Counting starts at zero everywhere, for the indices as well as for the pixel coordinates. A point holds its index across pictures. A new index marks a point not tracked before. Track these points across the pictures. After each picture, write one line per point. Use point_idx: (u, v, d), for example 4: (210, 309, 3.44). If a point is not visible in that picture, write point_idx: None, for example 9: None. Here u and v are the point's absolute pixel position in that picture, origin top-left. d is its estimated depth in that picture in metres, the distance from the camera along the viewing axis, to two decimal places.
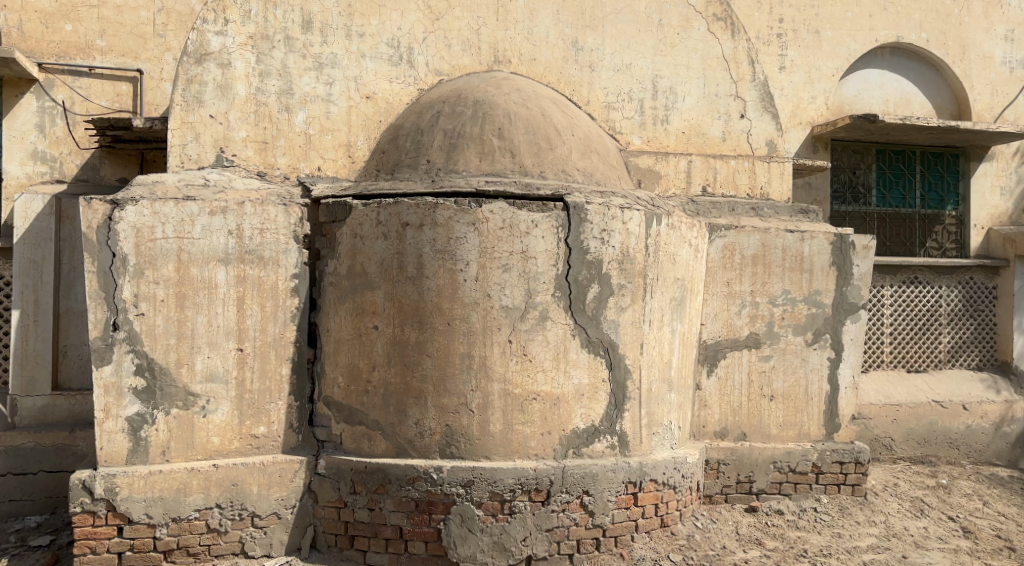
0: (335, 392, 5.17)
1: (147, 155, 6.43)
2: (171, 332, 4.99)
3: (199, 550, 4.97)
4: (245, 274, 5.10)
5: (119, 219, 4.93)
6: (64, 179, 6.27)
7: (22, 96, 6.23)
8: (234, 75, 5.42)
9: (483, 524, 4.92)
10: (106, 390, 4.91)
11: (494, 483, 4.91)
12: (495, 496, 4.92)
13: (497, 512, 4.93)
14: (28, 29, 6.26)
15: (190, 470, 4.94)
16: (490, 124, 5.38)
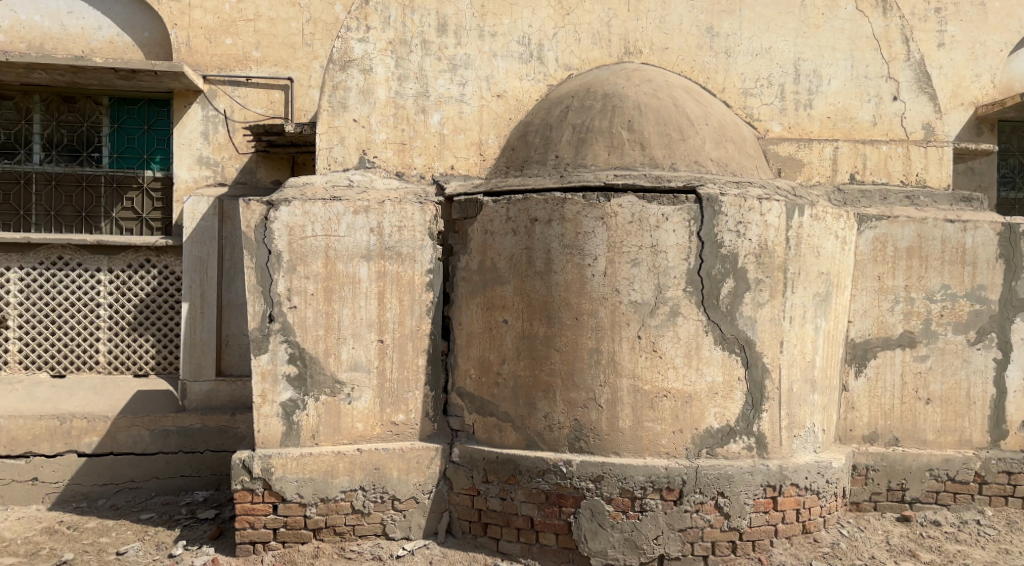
0: (467, 383, 5.32)
1: (297, 159, 6.78)
2: (320, 324, 5.22)
3: (345, 530, 5.20)
4: (385, 270, 5.27)
5: (274, 219, 5.20)
6: (226, 182, 6.67)
7: (190, 106, 6.65)
8: (376, 79, 5.62)
9: (614, 520, 4.91)
10: (263, 376, 5.20)
11: (624, 480, 4.90)
12: (626, 493, 4.90)
13: (627, 509, 4.91)
14: (194, 44, 6.69)
15: (337, 454, 5.19)
16: (619, 116, 5.35)
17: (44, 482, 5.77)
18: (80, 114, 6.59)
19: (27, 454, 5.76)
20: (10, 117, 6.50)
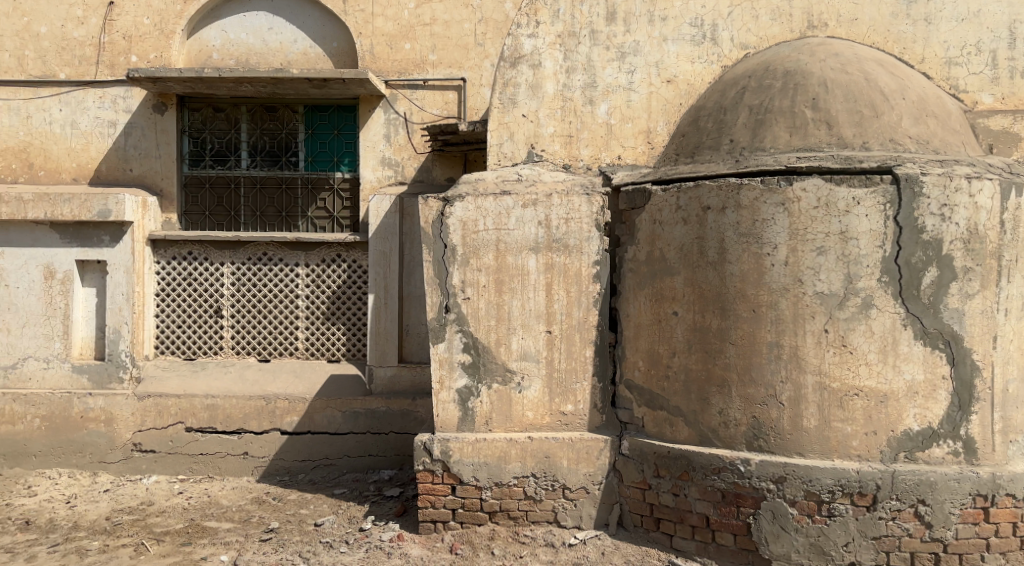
0: (636, 375, 5.25)
1: (469, 155, 6.88)
2: (491, 314, 5.34)
3: (518, 515, 5.29)
4: (552, 262, 5.32)
5: (449, 215, 5.38)
6: (406, 181, 6.83)
7: (374, 111, 6.82)
8: (545, 73, 5.65)
9: (798, 523, 4.66)
10: (440, 363, 5.39)
11: (809, 482, 4.63)
12: (811, 496, 4.64)
13: (813, 513, 4.65)
14: (376, 51, 6.80)
15: (509, 440, 5.28)
16: (803, 94, 5.03)
17: (254, 456, 6.41)
18: (280, 122, 6.94)
19: (239, 431, 6.41)
20: (221, 127, 6.93)
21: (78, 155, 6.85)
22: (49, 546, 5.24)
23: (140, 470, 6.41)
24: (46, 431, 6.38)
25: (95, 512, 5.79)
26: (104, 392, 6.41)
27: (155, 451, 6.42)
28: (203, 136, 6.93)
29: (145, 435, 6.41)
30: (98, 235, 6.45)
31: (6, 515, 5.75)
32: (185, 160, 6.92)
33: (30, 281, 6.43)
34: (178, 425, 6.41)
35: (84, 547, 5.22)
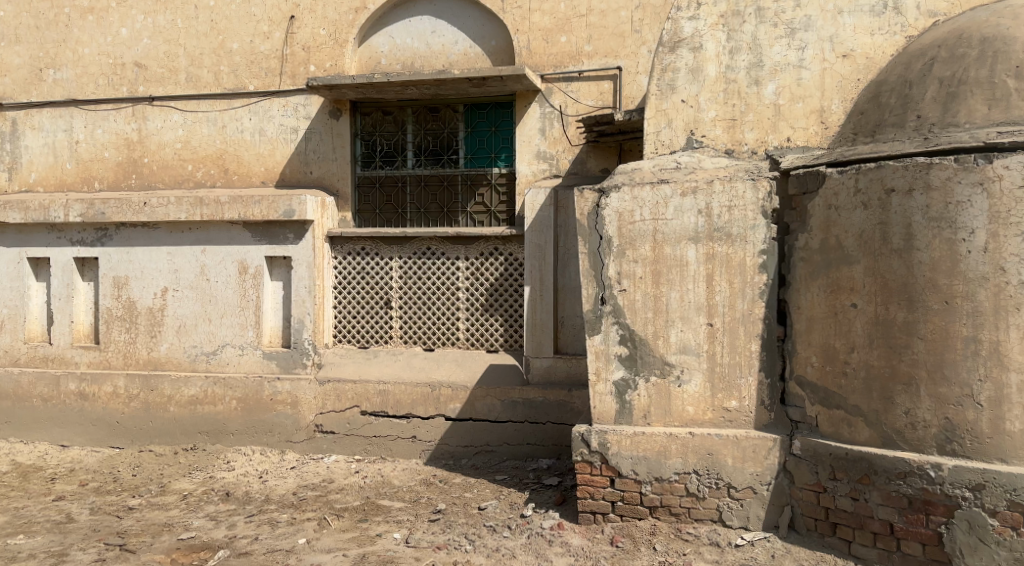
0: (809, 371, 4.90)
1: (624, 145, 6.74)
2: (648, 306, 5.20)
3: (681, 511, 5.13)
4: (714, 252, 5.09)
5: (605, 205, 5.31)
6: (560, 173, 6.79)
7: (530, 105, 6.84)
8: (706, 56, 5.44)
9: (1000, 536, 4.23)
10: (597, 355, 5.34)
11: (1014, 492, 4.19)
12: (1017, 507, 4.19)
13: (1018, 526, 4.20)
14: (533, 46, 6.84)
15: (669, 435, 5.14)
16: (1004, 62, 4.51)
17: (421, 440, 6.70)
18: (442, 122, 7.17)
19: (408, 415, 6.72)
20: (389, 130, 7.26)
21: (265, 160, 7.44)
22: (246, 516, 5.76)
23: (321, 449, 6.89)
24: (241, 411, 7.00)
25: (284, 487, 6.29)
26: (291, 376, 6.94)
27: (333, 432, 6.86)
28: (374, 139, 7.28)
29: (326, 417, 6.87)
30: (283, 234, 6.99)
31: (210, 486, 6.39)
32: (357, 162, 7.30)
33: (227, 276, 7.07)
34: (354, 408, 6.82)
35: (274, 519, 5.68)
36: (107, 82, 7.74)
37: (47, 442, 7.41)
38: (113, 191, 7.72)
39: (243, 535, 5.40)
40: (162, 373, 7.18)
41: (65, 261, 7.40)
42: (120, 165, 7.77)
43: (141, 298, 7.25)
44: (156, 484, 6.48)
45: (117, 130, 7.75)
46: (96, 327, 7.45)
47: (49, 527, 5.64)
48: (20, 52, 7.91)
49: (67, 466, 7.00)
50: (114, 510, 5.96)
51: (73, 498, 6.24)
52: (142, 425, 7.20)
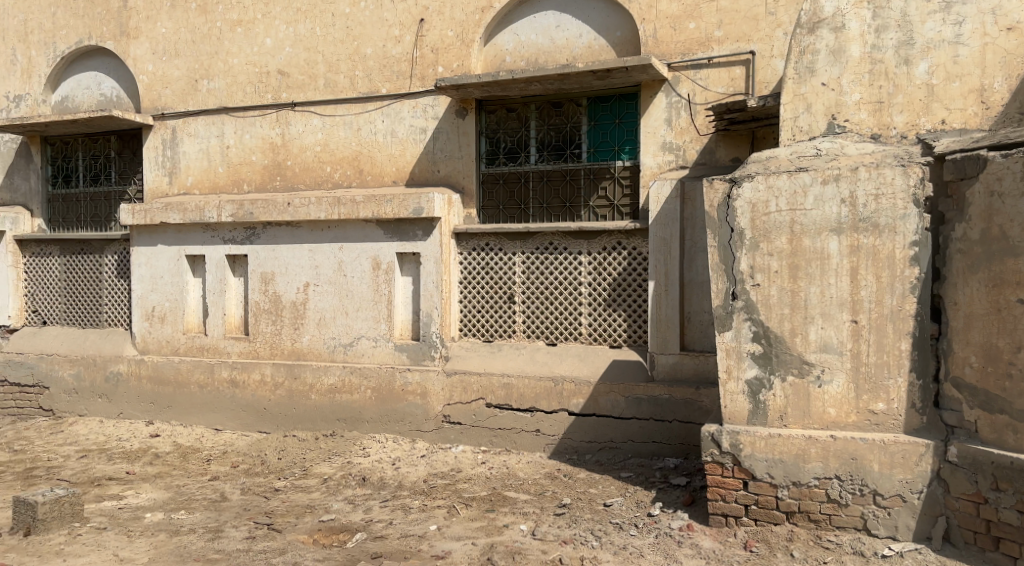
0: (967, 373, 4.48)
1: (758, 133, 6.38)
2: (785, 302, 4.93)
3: (820, 518, 4.85)
4: (858, 244, 4.75)
5: (736, 197, 5.06)
6: (687, 164, 6.57)
7: (656, 96, 6.66)
8: (849, 36, 5.10)
9: None
10: (727, 353, 5.09)
11: None
12: None
13: None
14: (660, 34, 6.64)
15: (808, 438, 4.86)
16: None
17: (545, 434, 6.66)
18: (565, 117, 7.05)
19: (531, 409, 6.69)
20: (513, 126, 7.23)
21: (397, 160, 7.60)
22: (381, 500, 5.90)
23: (449, 439, 6.98)
24: (376, 400, 7.19)
25: (415, 474, 6.41)
26: (420, 368, 7.06)
27: (460, 423, 6.94)
28: (498, 136, 7.28)
29: (453, 407, 6.95)
30: (413, 230, 7.12)
31: (348, 471, 6.59)
32: (482, 159, 7.33)
33: (362, 270, 7.28)
34: (480, 400, 6.87)
35: (406, 505, 5.79)
36: (254, 89, 8.12)
37: (204, 426, 7.88)
38: (260, 193, 8.09)
39: (378, 520, 5.53)
40: (305, 363, 7.48)
41: (219, 257, 7.87)
42: (266, 168, 8.13)
43: (285, 292, 7.59)
44: (299, 468, 6.75)
45: (263, 135, 8.11)
46: (246, 319, 7.86)
47: (205, 504, 5.97)
48: (178, 65, 8.45)
49: (221, 448, 7.40)
50: (262, 490, 6.25)
51: (225, 479, 6.59)
52: (287, 411, 7.53)
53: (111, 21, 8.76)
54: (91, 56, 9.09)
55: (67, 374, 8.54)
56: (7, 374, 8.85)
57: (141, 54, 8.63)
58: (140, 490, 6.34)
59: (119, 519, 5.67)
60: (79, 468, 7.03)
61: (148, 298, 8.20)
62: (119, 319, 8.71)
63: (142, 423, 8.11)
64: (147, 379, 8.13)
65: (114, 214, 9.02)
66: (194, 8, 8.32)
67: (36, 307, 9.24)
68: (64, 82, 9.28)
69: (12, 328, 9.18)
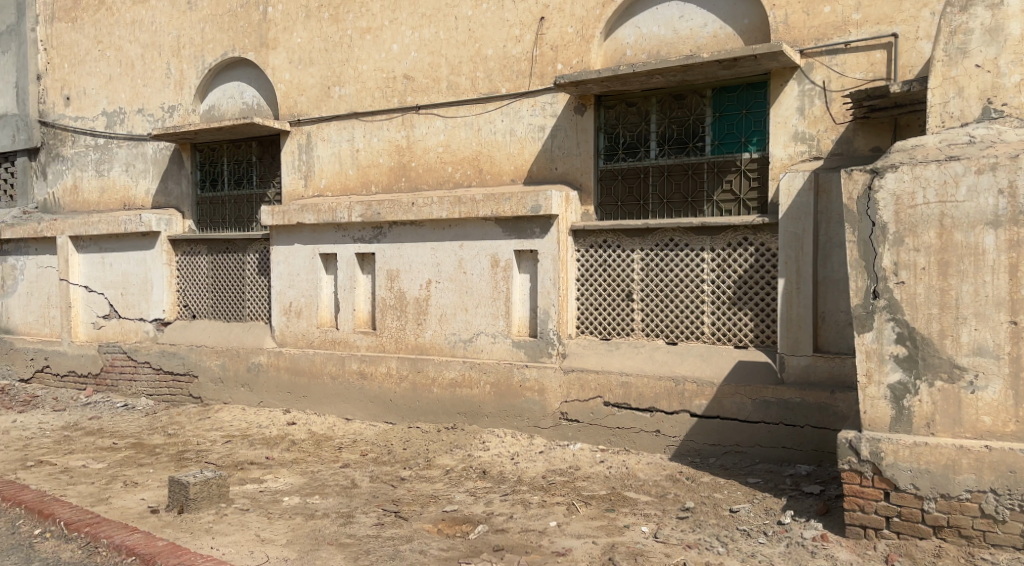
0: None
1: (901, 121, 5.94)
2: (933, 302, 4.58)
3: (973, 534, 4.49)
4: (1019, 238, 4.37)
5: (878, 187, 4.73)
6: (822, 155, 6.23)
7: (787, 84, 6.36)
8: (1007, 12, 4.78)
9: None
10: (867, 355, 4.78)
11: None
12: None
13: None
14: (792, 20, 6.35)
15: (959, 448, 4.51)
16: None
17: (666, 435, 6.49)
18: (688, 109, 6.83)
19: (651, 409, 6.54)
20: (633, 121, 7.07)
21: (515, 159, 7.59)
22: (501, 494, 5.89)
23: (567, 437, 6.91)
24: (495, 395, 7.21)
25: (534, 470, 6.38)
26: (537, 364, 7.03)
27: (578, 421, 6.85)
28: (617, 131, 7.14)
29: (571, 405, 6.87)
30: (530, 228, 7.08)
31: (468, 463, 6.63)
32: (600, 155, 7.22)
33: (481, 268, 7.33)
34: (597, 399, 6.75)
35: (526, 500, 5.76)
36: (381, 94, 8.30)
37: (335, 415, 8.13)
38: (386, 195, 8.26)
39: (499, 513, 5.52)
40: (427, 357, 7.60)
41: (349, 256, 8.10)
42: (393, 169, 8.29)
43: (409, 289, 7.74)
44: (423, 458, 6.84)
45: (390, 138, 8.28)
46: (374, 314, 8.08)
47: (338, 490, 6.13)
48: (313, 73, 8.75)
49: (351, 437, 7.60)
50: (389, 479, 6.38)
51: (356, 466, 6.76)
52: (411, 403, 7.65)
53: (252, 33, 9.17)
54: (234, 67, 9.51)
55: (213, 364, 9.02)
56: (161, 364, 9.45)
57: (279, 63, 8.98)
58: (278, 475, 6.58)
59: (259, 501, 5.90)
60: (225, 451, 7.39)
61: (286, 294, 8.55)
62: (259, 314, 9.11)
63: (279, 411, 8.46)
64: (284, 369, 8.48)
65: (255, 215, 9.41)
66: (327, 17, 8.60)
67: (187, 301, 9.79)
68: (211, 92, 9.75)
69: (165, 321, 9.75)
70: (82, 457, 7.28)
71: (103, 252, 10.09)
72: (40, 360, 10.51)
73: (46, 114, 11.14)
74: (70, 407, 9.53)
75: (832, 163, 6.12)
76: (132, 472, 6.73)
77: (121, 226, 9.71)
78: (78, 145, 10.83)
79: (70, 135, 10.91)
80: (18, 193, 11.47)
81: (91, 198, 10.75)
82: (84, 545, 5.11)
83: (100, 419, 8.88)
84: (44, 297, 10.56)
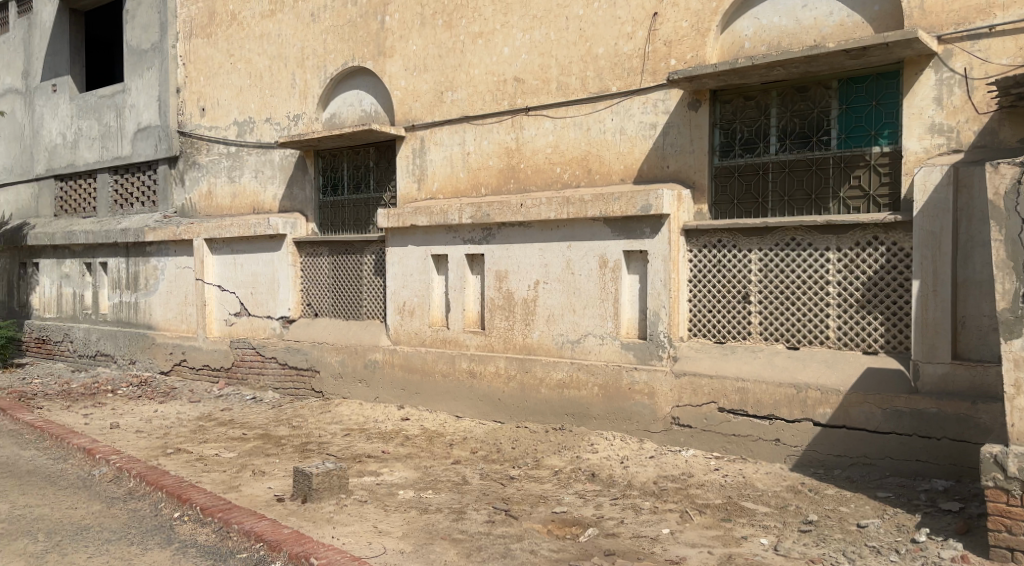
0: None
1: None
2: None
3: None
4: None
5: None
6: (963, 147, 5.83)
7: (922, 73, 5.98)
8: None
9: None
10: (1016, 363, 4.39)
11: None
12: None
13: None
14: (928, 5, 5.95)
15: None
16: None
17: (786, 444, 6.21)
18: (812, 102, 6.53)
19: (770, 416, 6.27)
20: (751, 115, 6.81)
21: (625, 158, 7.45)
22: (611, 499, 5.76)
23: (679, 442, 6.70)
24: (603, 397, 7.09)
25: (645, 475, 6.22)
26: (648, 367, 6.86)
27: (691, 426, 6.64)
28: (733, 126, 6.90)
29: (683, 410, 6.67)
30: (640, 229, 6.92)
31: (577, 465, 6.54)
32: (716, 152, 6.99)
33: (590, 269, 7.23)
34: (712, 404, 6.53)
35: (638, 505, 5.62)
36: (492, 98, 8.32)
37: (447, 413, 8.19)
38: (496, 196, 8.27)
39: (610, 517, 5.40)
40: (535, 358, 7.55)
41: (459, 256, 8.16)
42: (501, 171, 8.29)
43: (517, 289, 7.73)
44: (531, 458, 6.80)
45: (500, 141, 8.29)
46: (483, 314, 8.12)
47: (450, 486, 6.16)
48: (427, 80, 8.87)
49: (461, 434, 7.63)
50: (499, 477, 6.36)
51: (466, 463, 6.78)
52: (519, 403, 7.62)
53: (371, 42, 9.39)
54: (354, 76, 9.73)
55: (333, 360, 9.27)
56: (287, 359, 9.80)
57: (395, 71, 9.16)
58: (393, 468, 6.68)
59: (376, 493, 5.99)
60: (343, 444, 7.57)
61: (400, 293, 8.68)
62: (378, 313, 9.27)
63: (393, 407, 8.60)
64: (399, 367, 8.62)
65: (372, 218, 9.56)
66: (442, 24, 8.71)
67: (310, 300, 10.05)
68: (333, 101, 10.00)
69: (290, 319, 10.05)
70: (216, 446, 7.62)
71: (235, 253, 10.56)
72: (178, 353, 11.10)
73: (184, 125, 11.77)
74: (205, 398, 10.05)
75: (973, 157, 5.72)
76: (259, 461, 6.98)
77: (252, 230, 10.15)
78: (212, 153, 11.37)
79: (205, 143, 11.46)
80: (160, 199, 12.16)
81: (224, 203, 11.23)
82: (218, 529, 5.35)
83: (231, 411, 9.27)
84: (183, 294, 11.13)
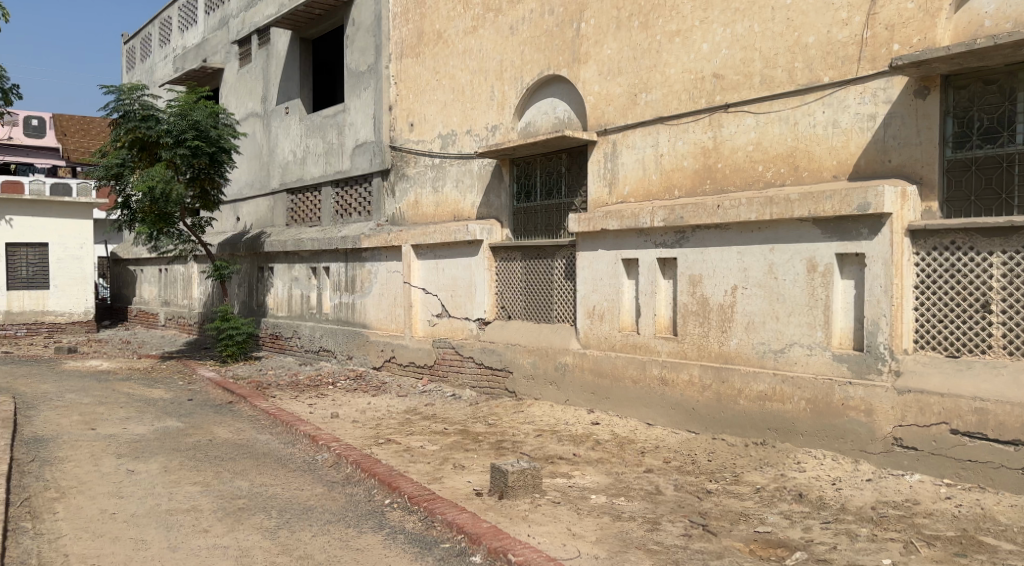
0: None
1: None
2: None
3: None
4: None
5: None
6: None
7: None
8: None
9: None
10: None
11: None
12: None
13: None
14: None
15: None
16: None
17: None
18: None
19: (1016, 441, 5.53)
20: (993, 101, 6.08)
21: (838, 153, 6.89)
22: (822, 522, 5.30)
23: (901, 466, 6.07)
24: (811, 412, 6.57)
25: (862, 499, 5.68)
26: (864, 383, 6.28)
27: (916, 449, 5.99)
28: (971, 115, 6.19)
29: (906, 430, 6.04)
30: (857, 229, 6.36)
31: (782, 484, 6.09)
32: (948, 143, 6.30)
33: (796, 274, 6.75)
34: (943, 425, 5.86)
35: (854, 531, 5.12)
36: (688, 97, 8.02)
37: (637, 420, 7.95)
38: (689, 198, 7.93)
39: (821, 541, 4.96)
40: (732, 367, 7.16)
41: (650, 261, 7.92)
42: (697, 172, 7.95)
43: (713, 295, 7.36)
44: (730, 473, 6.43)
45: (696, 140, 7.96)
46: (675, 320, 7.81)
47: (643, 494, 5.93)
48: (620, 83, 8.71)
49: (653, 442, 7.38)
50: (695, 490, 6.05)
51: (660, 472, 6.52)
52: (715, 414, 7.25)
53: (566, 49, 9.37)
54: (549, 84, 9.75)
55: (525, 361, 9.32)
56: (483, 359, 9.97)
57: (590, 76, 9.07)
58: (584, 472, 6.55)
59: (569, 495, 5.89)
60: (537, 444, 7.55)
61: (590, 298, 8.58)
62: (568, 316, 9.22)
63: (585, 411, 8.48)
64: (589, 371, 8.50)
65: (563, 223, 9.52)
66: (638, 25, 8.52)
67: (504, 303, 10.19)
68: (528, 110, 10.07)
69: (486, 321, 10.22)
70: (422, 439, 7.87)
71: (438, 258, 10.92)
72: (387, 352, 11.63)
73: (394, 139, 12.36)
74: (409, 394, 10.45)
75: None
76: (459, 456, 7.10)
77: (452, 235, 10.45)
78: (419, 165, 11.83)
79: (414, 156, 11.96)
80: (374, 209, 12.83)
81: (429, 211, 11.64)
82: (424, 518, 5.46)
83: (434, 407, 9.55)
84: (392, 297, 11.66)
